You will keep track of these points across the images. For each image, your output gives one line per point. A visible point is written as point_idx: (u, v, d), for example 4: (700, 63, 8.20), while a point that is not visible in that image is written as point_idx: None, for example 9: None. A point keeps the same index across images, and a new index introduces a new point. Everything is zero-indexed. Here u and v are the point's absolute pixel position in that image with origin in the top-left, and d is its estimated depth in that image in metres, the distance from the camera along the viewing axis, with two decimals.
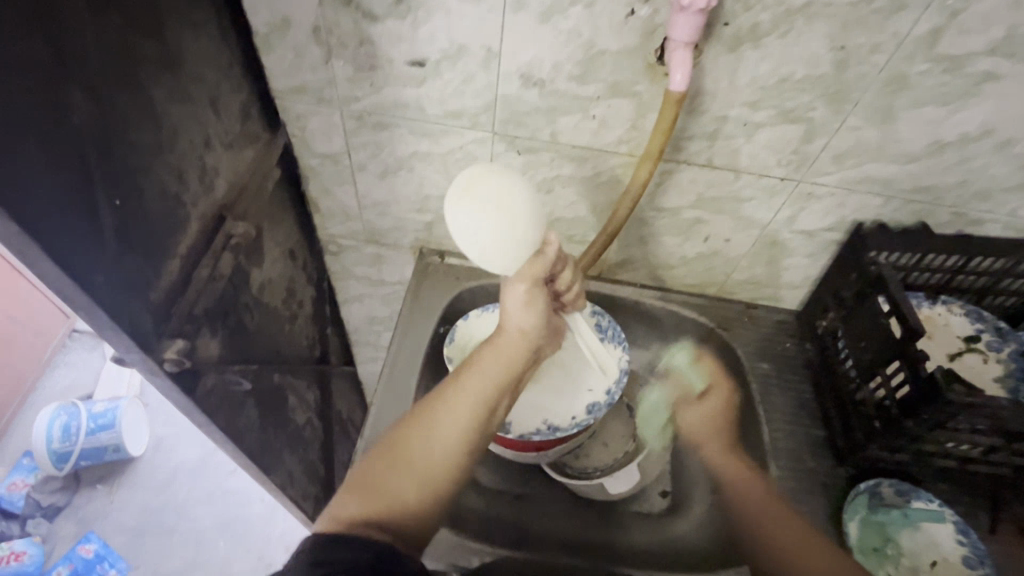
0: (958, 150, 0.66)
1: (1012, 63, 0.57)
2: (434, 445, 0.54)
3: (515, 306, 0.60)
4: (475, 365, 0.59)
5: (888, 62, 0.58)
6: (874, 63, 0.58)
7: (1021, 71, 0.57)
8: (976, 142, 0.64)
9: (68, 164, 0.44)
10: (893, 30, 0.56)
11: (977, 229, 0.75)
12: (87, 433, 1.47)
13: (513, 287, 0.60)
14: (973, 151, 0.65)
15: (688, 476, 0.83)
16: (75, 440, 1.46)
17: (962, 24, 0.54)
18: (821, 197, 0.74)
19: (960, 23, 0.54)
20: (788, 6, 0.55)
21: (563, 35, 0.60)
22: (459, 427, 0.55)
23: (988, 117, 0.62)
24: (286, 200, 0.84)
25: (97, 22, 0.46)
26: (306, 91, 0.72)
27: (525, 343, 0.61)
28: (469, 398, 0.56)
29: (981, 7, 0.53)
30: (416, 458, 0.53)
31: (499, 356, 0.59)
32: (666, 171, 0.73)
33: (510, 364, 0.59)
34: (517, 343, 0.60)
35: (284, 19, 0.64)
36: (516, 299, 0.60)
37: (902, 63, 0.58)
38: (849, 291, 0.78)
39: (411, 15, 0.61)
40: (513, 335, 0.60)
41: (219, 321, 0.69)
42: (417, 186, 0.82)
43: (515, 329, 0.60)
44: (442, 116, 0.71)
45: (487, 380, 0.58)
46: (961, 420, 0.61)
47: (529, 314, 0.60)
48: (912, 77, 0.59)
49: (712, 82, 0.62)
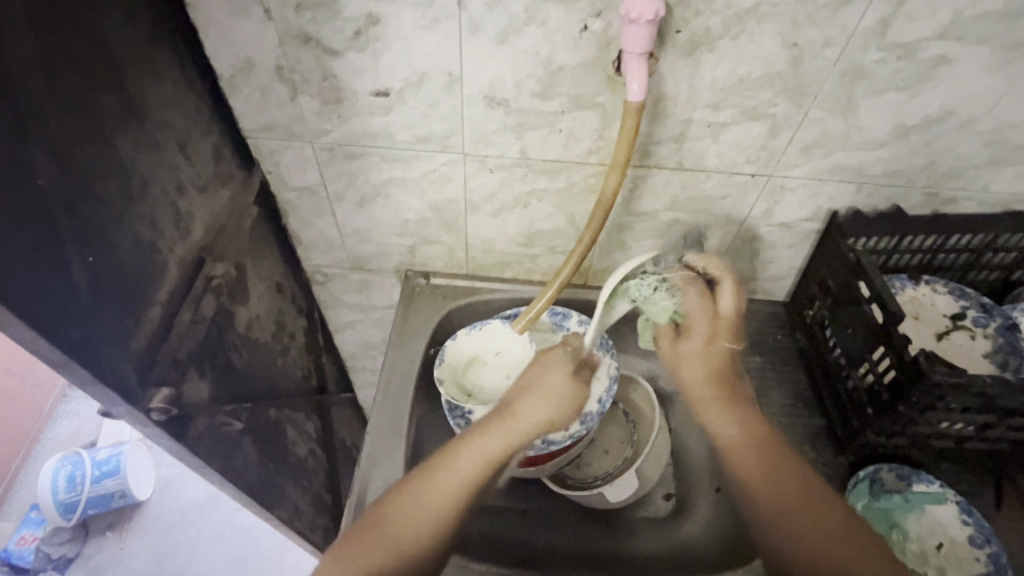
0: (922, 132, 0.66)
1: (962, 46, 0.58)
2: (415, 515, 0.57)
3: (540, 394, 0.65)
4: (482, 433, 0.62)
5: (841, 54, 0.59)
6: (828, 56, 0.59)
7: (972, 52, 0.58)
8: (939, 123, 0.65)
9: (38, 228, 0.45)
10: (843, 23, 0.57)
11: (950, 207, 0.75)
12: (93, 481, 1.46)
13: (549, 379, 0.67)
14: (938, 132, 0.66)
15: (691, 477, 0.83)
16: (80, 489, 1.45)
17: (909, 12, 0.55)
18: (794, 189, 0.74)
19: (907, 11, 0.55)
20: (736, 9, 0.56)
21: (521, 54, 0.61)
22: (443, 491, 0.58)
23: (947, 98, 0.62)
24: (267, 235, 0.84)
25: (53, 84, 0.47)
26: (276, 128, 0.72)
27: (526, 428, 0.63)
28: (466, 460, 0.60)
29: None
30: (393, 521, 0.57)
31: (504, 431, 0.62)
32: (638, 177, 0.74)
33: (511, 440, 0.62)
34: (515, 425, 0.63)
35: (246, 61, 0.65)
36: (538, 391, 0.66)
37: (856, 54, 0.59)
38: (832, 278, 0.78)
39: (370, 47, 0.62)
40: (515, 417, 0.63)
41: (207, 363, 0.70)
42: (395, 211, 0.83)
43: (527, 416, 0.64)
44: (412, 141, 0.72)
45: (485, 452, 0.61)
46: (950, 400, 0.61)
47: (542, 403, 0.64)
48: (868, 65, 0.60)
49: (673, 87, 0.63)
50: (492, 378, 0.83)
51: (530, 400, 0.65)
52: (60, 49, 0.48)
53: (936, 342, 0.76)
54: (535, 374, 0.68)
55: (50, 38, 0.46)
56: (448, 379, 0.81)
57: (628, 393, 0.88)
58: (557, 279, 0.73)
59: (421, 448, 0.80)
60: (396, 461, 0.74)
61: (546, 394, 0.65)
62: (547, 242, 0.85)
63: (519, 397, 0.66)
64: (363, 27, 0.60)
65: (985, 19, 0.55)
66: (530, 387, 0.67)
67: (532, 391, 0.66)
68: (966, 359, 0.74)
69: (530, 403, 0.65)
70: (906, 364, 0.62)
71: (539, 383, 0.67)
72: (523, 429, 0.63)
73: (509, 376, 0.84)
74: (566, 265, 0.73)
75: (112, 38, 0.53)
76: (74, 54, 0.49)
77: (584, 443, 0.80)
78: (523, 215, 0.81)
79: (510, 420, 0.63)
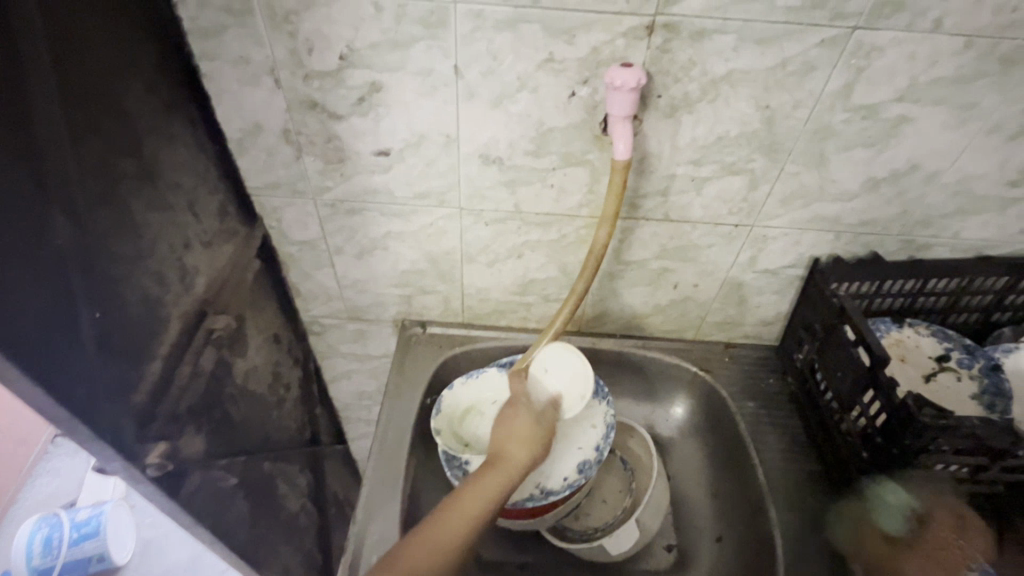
0: (891, 184, 0.70)
1: (921, 107, 0.63)
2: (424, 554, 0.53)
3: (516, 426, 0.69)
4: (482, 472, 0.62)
5: (811, 115, 0.64)
6: (798, 117, 0.64)
7: (931, 112, 0.63)
8: (906, 176, 0.69)
9: (52, 285, 0.46)
10: (810, 88, 0.61)
11: (925, 253, 0.79)
12: (70, 544, 1.38)
13: (521, 415, 0.71)
14: (906, 184, 0.70)
15: (692, 527, 0.82)
16: (57, 555, 1.35)
17: (870, 78, 0.60)
18: (777, 238, 0.78)
19: (867, 77, 0.60)
20: (712, 76, 0.61)
21: (515, 116, 0.66)
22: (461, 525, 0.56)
23: (911, 153, 0.67)
24: (266, 287, 0.86)
25: (78, 151, 0.50)
26: (279, 186, 0.76)
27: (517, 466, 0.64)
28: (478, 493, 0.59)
29: (883, 62, 0.59)
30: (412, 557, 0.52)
31: (501, 470, 0.63)
32: (627, 228, 0.77)
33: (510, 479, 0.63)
34: (508, 465, 0.64)
35: (255, 124, 0.69)
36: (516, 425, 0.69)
37: (825, 115, 0.64)
38: (819, 323, 0.80)
39: (373, 111, 0.66)
40: (506, 457, 0.64)
41: (203, 417, 0.70)
42: (393, 262, 0.85)
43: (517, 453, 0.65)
44: (410, 197, 0.75)
45: (493, 488, 0.61)
46: (942, 443, 0.62)
47: (523, 436, 0.67)
48: (836, 125, 0.65)
49: (656, 146, 0.67)
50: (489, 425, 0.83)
51: (516, 444, 0.66)
52: (84, 118, 0.50)
53: (925, 384, 0.77)
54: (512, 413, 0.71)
55: (77, 108, 0.50)
56: (445, 428, 0.81)
57: (627, 441, 0.88)
58: (551, 328, 0.75)
59: (416, 502, 0.79)
60: (391, 516, 0.73)
61: (520, 435, 0.67)
62: (541, 290, 0.87)
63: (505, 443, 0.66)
64: (367, 93, 0.65)
65: (939, 84, 0.61)
66: (507, 426, 0.69)
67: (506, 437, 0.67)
68: (954, 401, 0.75)
69: (515, 440, 0.67)
70: (895, 407, 0.63)
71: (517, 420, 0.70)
72: (514, 468, 0.64)
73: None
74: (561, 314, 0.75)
75: (132, 106, 0.57)
76: (96, 120, 0.52)
77: (582, 493, 0.79)
78: (517, 266, 0.84)
79: (503, 459, 0.64)
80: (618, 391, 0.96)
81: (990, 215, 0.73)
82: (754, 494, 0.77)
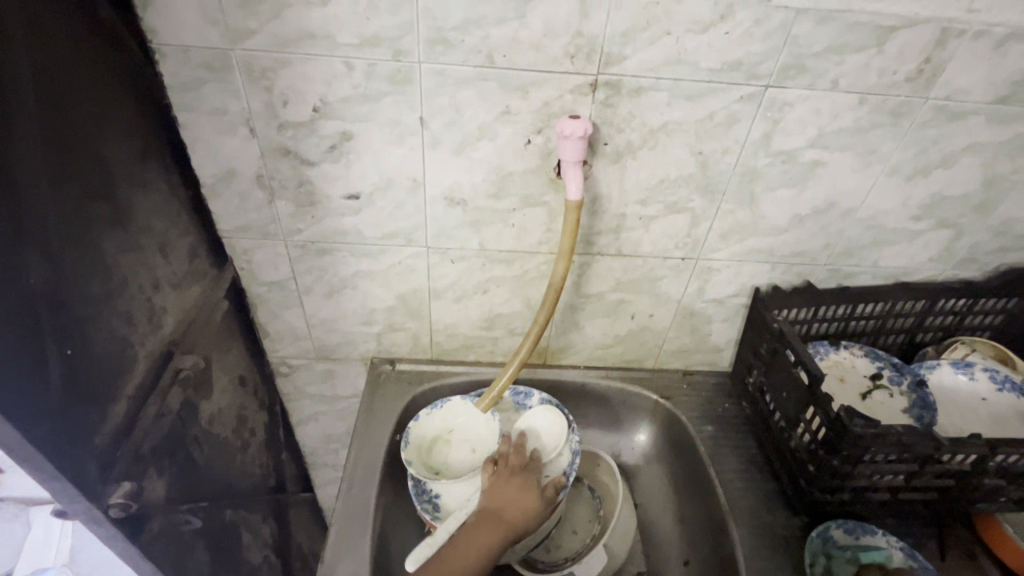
0: (814, 220, 0.79)
1: (830, 153, 0.72)
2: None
3: (509, 488, 0.72)
4: (473, 529, 0.68)
5: (739, 159, 0.72)
6: (728, 161, 0.72)
7: (839, 157, 0.72)
8: (825, 213, 0.78)
9: (23, 324, 0.47)
10: (735, 136, 0.70)
11: (851, 281, 0.87)
12: None
13: (511, 478, 0.73)
14: (827, 219, 0.79)
15: (661, 552, 0.85)
16: None
17: (785, 128, 0.69)
18: (720, 269, 0.85)
19: (783, 127, 0.69)
20: (650, 126, 0.68)
21: (476, 162, 0.71)
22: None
23: (828, 192, 0.76)
24: (235, 328, 0.87)
25: (55, 195, 0.52)
26: (250, 228, 0.78)
27: (507, 525, 0.68)
28: (466, 552, 0.66)
29: (793, 114, 0.68)
30: None
31: (491, 527, 0.68)
32: (584, 263, 0.83)
33: (498, 536, 0.67)
34: (499, 524, 0.68)
35: (229, 170, 0.72)
36: (509, 487, 0.72)
37: (750, 159, 0.72)
38: (763, 347, 0.86)
39: (343, 158, 0.71)
40: (499, 516, 0.69)
41: (166, 459, 0.69)
42: (362, 301, 0.88)
43: (510, 513, 0.69)
44: (379, 238, 0.79)
45: (480, 547, 0.66)
46: (875, 452, 0.67)
47: (513, 496, 0.71)
48: (761, 168, 0.73)
49: (606, 188, 0.74)
50: (459, 454, 0.85)
51: (508, 505, 0.70)
52: (63, 164, 0.53)
53: (863, 401, 0.83)
54: (508, 474, 0.74)
55: (57, 154, 0.52)
56: (415, 459, 0.82)
57: (595, 470, 0.91)
58: (516, 358, 0.78)
59: (385, 541, 0.78)
60: (360, 554, 0.72)
61: (518, 495, 0.71)
62: (507, 325, 0.91)
63: (496, 502, 0.70)
64: (338, 142, 0.70)
65: (842, 131, 0.70)
66: (500, 486, 0.72)
67: (508, 494, 0.71)
68: (889, 415, 0.82)
69: (506, 499, 0.70)
70: (832, 420, 0.69)
71: (511, 480, 0.73)
72: (505, 528, 0.68)
73: (474, 448, 0.85)
74: (525, 344, 0.78)
75: (109, 153, 0.60)
76: (73, 166, 0.54)
77: (553, 521, 0.80)
78: (482, 301, 0.88)
79: (494, 518, 0.68)
80: (584, 421, 0.99)
81: (902, 245, 0.82)
82: (715, 513, 0.81)
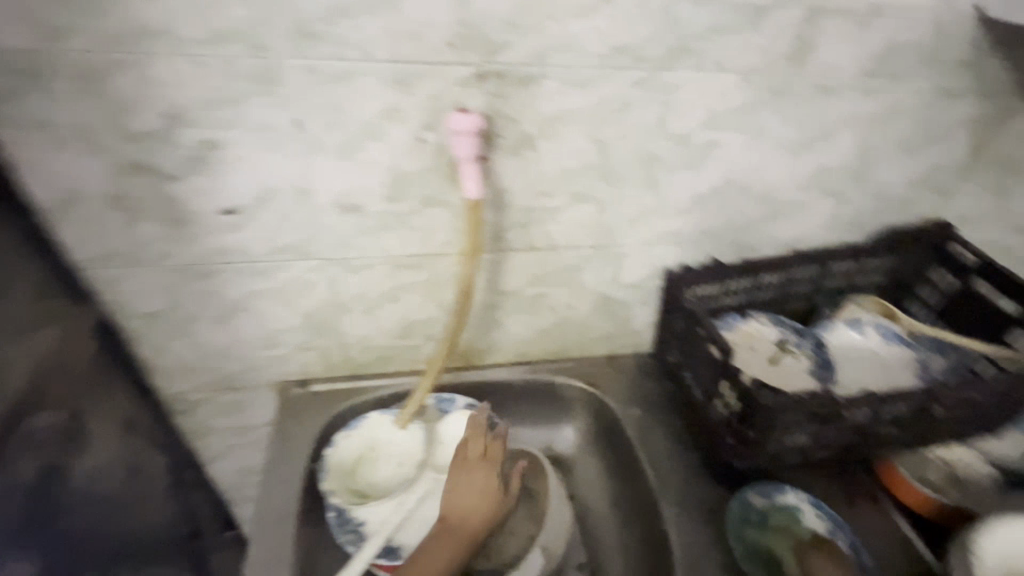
0: (714, 197, 0.81)
1: (720, 131, 0.73)
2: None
3: (468, 491, 0.70)
4: (437, 539, 0.67)
5: (636, 143, 0.72)
6: (625, 146, 0.72)
7: (729, 136, 0.74)
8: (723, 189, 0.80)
9: None
10: (629, 122, 0.69)
11: (754, 254, 0.90)
12: None
13: (469, 478, 0.71)
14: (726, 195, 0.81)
15: (598, 541, 0.85)
16: None
17: (674, 109, 0.70)
18: (631, 254, 0.85)
19: (672, 109, 0.70)
20: (544, 117, 0.66)
21: (365, 164, 0.66)
22: None
23: (723, 170, 0.78)
24: (111, 371, 0.76)
25: None
26: (112, 257, 0.68)
27: (471, 533, 0.67)
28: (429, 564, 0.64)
29: (684, 95, 0.69)
30: None
31: (452, 536, 0.67)
32: (496, 261, 0.80)
33: (461, 546, 0.66)
34: (462, 534, 0.67)
35: (73, 193, 0.62)
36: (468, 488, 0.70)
37: (646, 142, 0.72)
38: (678, 324, 0.87)
39: (211, 170, 0.63)
40: (460, 524, 0.68)
41: (31, 534, 0.62)
42: (259, 323, 0.79)
43: (471, 519, 0.68)
44: (268, 254, 0.72)
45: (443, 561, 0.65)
46: (784, 419, 0.71)
47: (473, 501, 0.69)
48: (657, 151, 0.73)
49: (507, 182, 0.71)
50: (385, 473, 0.80)
51: (470, 511, 0.68)
52: None
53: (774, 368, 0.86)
54: (466, 473, 0.72)
55: None
56: (339, 488, 0.78)
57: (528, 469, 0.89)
58: (432, 367, 0.74)
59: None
60: None
61: (478, 497, 0.69)
62: (423, 332, 0.86)
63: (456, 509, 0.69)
64: (202, 152, 0.62)
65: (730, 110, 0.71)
66: (460, 489, 0.70)
67: (470, 498, 0.69)
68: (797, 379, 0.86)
69: (464, 505, 0.69)
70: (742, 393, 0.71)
71: (469, 481, 0.71)
72: (468, 537, 0.67)
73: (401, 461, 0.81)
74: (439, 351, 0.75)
75: None
76: None
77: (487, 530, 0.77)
78: (394, 310, 0.82)
79: (456, 527, 0.67)
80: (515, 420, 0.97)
81: (795, 216, 0.86)
82: (645, 496, 0.82)
